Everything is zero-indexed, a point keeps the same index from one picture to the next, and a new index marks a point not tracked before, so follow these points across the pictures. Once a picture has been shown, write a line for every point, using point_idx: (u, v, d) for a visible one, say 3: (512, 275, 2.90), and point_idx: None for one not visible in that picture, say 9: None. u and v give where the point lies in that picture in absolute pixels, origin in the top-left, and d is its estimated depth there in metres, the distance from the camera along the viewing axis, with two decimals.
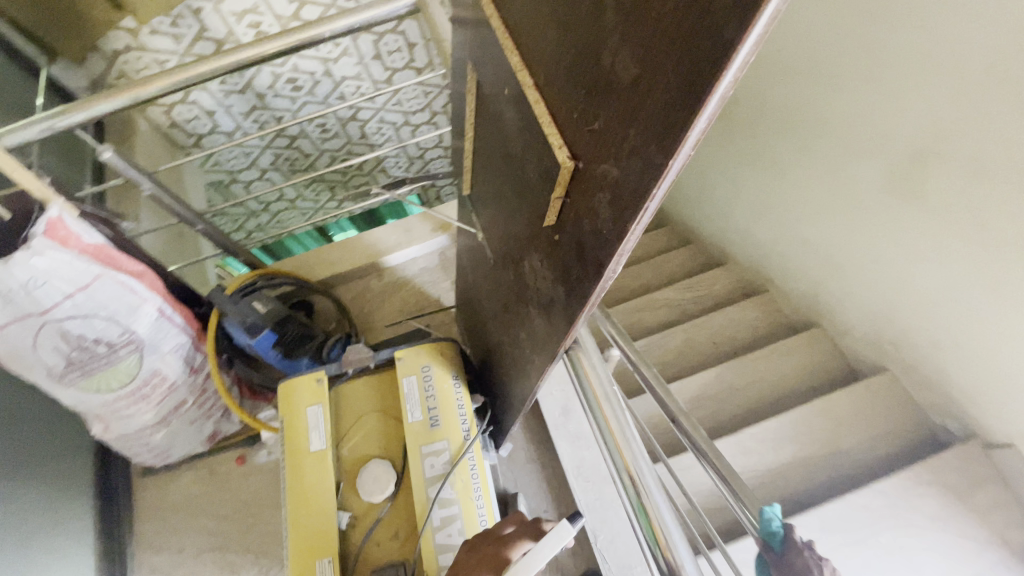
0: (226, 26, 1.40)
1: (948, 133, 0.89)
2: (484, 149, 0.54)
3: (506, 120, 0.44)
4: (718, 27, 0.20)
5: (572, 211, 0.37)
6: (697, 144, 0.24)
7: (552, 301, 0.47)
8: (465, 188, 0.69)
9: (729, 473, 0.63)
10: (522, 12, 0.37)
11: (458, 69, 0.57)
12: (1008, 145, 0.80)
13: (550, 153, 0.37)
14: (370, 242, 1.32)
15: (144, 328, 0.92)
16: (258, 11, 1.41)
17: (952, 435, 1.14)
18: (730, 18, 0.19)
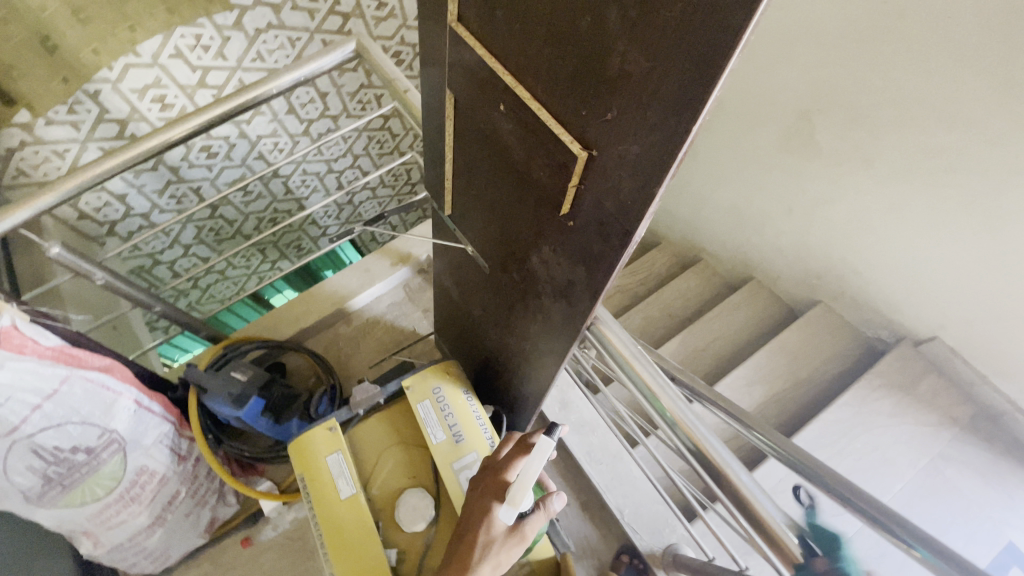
0: (128, 103, 1.24)
1: (840, 91, 1.04)
2: (473, 166, 0.59)
3: (502, 133, 0.50)
4: (723, 17, 0.27)
5: (589, 195, 0.43)
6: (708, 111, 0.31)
7: (573, 283, 0.53)
8: (446, 208, 0.73)
9: (734, 407, 0.71)
10: (507, 37, 0.43)
11: (431, 98, 0.61)
12: (897, 92, 0.94)
13: (560, 150, 0.43)
14: (331, 289, 1.31)
15: (123, 424, 0.86)
16: (161, 83, 1.25)
17: (885, 343, 1.32)
18: (734, 9, 0.26)
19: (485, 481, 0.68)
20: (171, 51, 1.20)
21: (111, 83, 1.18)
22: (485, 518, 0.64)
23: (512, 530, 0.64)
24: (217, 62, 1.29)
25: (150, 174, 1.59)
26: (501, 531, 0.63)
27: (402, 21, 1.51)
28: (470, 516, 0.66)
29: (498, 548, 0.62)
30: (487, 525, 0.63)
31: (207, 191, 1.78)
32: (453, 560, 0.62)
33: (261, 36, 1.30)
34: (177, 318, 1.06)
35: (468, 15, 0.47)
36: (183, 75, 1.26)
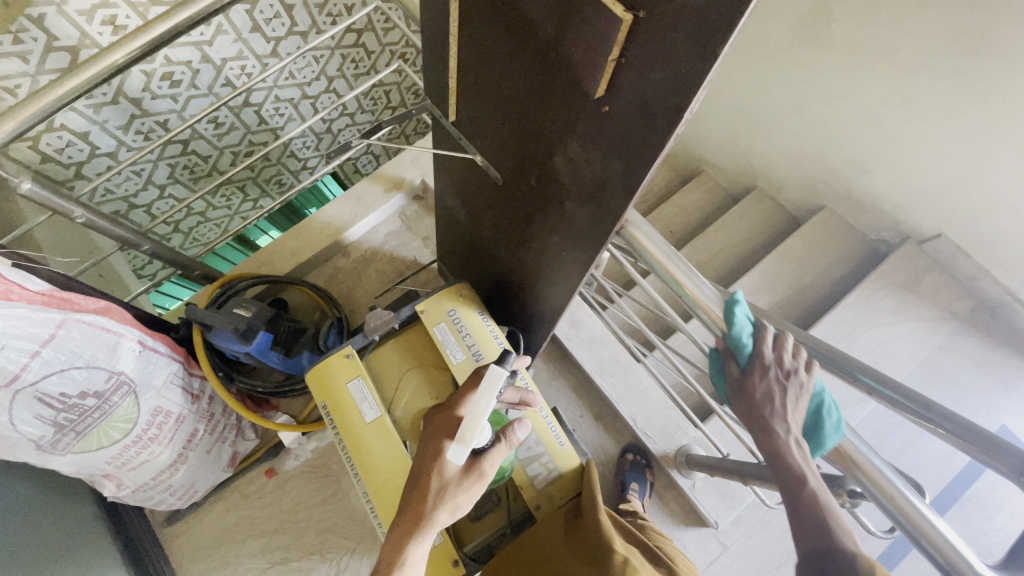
0: (77, 28, 1.08)
1: None
2: (487, 57, 0.53)
3: (524, 9, 0.44)
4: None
5: (632, 72, 0.39)
6: None
7: (606, 180, 0.49)
8: (451, 114, 0.67)
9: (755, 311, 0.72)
10: None
11: None
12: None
13: (597, 19, 0.38)
14: (324, 221, 1.25)
15: (131, 366, 0.83)
16: (109, 2, 1.09)
17: (888, 245, 1.33)
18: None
19: (438, 423, 0.66)
20: None
21: (56, 4, 1.02)
22: (438, 461, 0.62)
23: (468, 468, 0.62)
24: None
25: (110, 108, 1.45)
26: (454, 473, 0.61)
27: None
28: (423, 459, 0.64)
29: (454, 491, 0.60)
30: (440, 469, 0.61)
31: (174, 124, 1.65)
32: (409, 505, 0.61)
33: None
34: (167, 256, 1.02)
35: None
36: None
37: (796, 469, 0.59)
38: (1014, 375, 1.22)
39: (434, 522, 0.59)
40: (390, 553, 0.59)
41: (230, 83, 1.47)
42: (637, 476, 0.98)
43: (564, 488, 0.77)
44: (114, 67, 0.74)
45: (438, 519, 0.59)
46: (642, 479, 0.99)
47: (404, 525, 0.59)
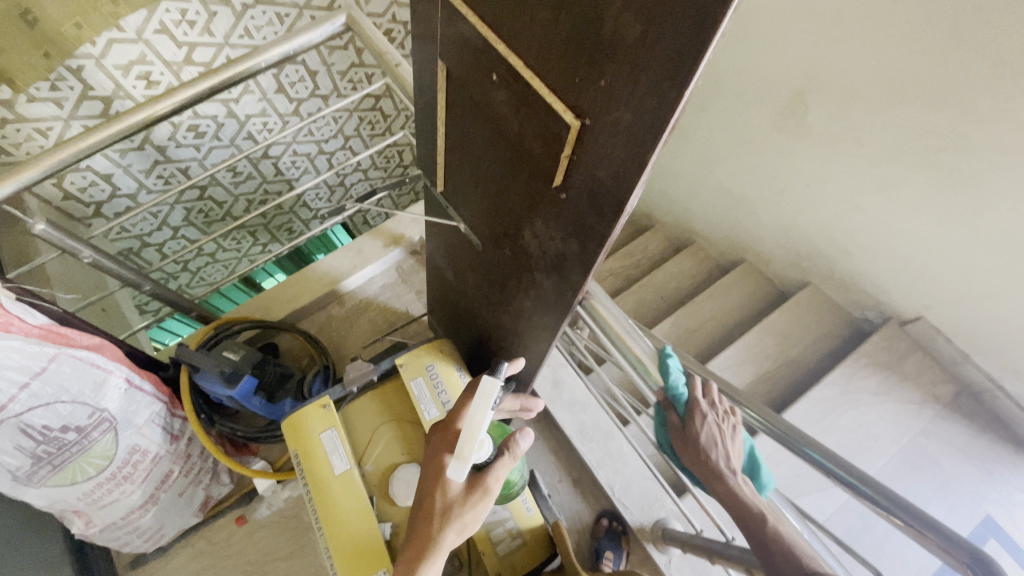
0: (113, 80, 1.18)
1: (835, 72, 1.03)
2: (467, 139, 0.59)
3: (495, 104, 0.49)
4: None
5: (584, 166, 0.43)
6: (697, 79, 0.31)
7: (565, 255, 0.53)
8: (439, 184, 0.73)
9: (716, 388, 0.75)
10: (497, 6, 0.43)
11: (424, 69, 0.60)
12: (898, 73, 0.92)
13: (554, 120, 0.43)
14: (323, 270, 1.30)
15: (115, 403, 0.85)
16: (145, 59, 1.19)
17: (871, 324, 1.35)
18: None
19: (437, 439, 0.64)
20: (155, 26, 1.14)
21: (94, 58, 1.12)
22: (442, 481, 0.60)
23: (472, 487, 0.60)
24: (204, 38, 1.24)
25: (136, 153, 1.55)
26: (459, 493, 0.59)
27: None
28: (426, 478, 0.62)
29: (460, 510, 0.59)
30: (444, 488, 0.60)
31: (194, 171, 1.75)
32: (416, 527, 0.60)
33: (248, 12, 1.24)
34: (167, 297, 1.06)
35: None
36: (168, 52, 1.21)
37: (753, 507, 0.63)
38: (1000, 464, 1.20)
39: (443, 544, 0.58)
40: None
41: (250, 137, 1.58)
42: (612, 544, 0.97)
43: (529, 556, 0.77)
44: (137, 125, 0.80)
45: (447, 541, 0.58)
46: (618, 547, 0.98)
47: (413, 550, 0.58)
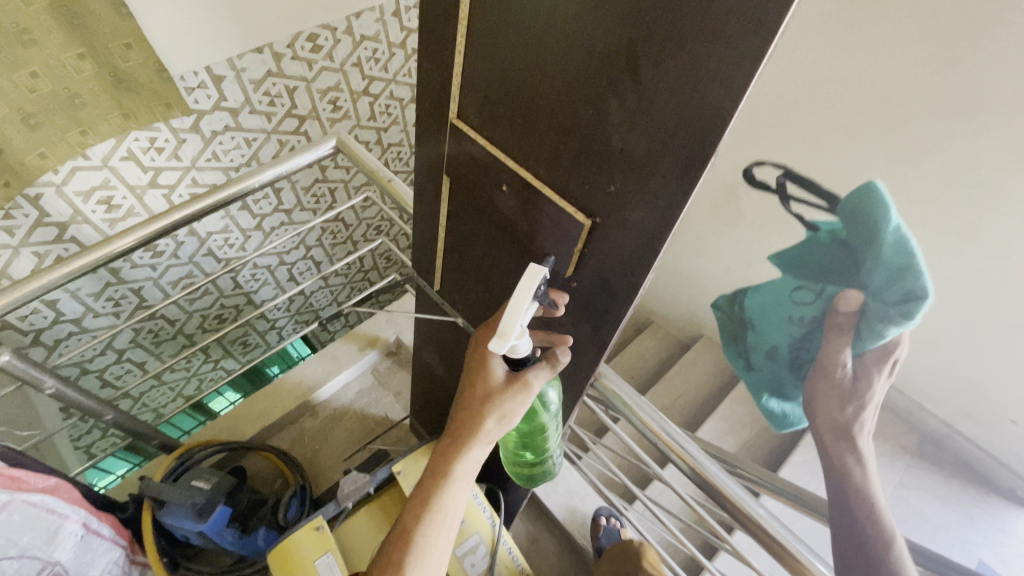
0: (72, 205, 1.07)
1: (760, 167, 1.19)
2: (471, 240, 0.64)
3: (505, 209, 0.55)
4: (695, 118, 0.35)
5: (595, 259, 0.49)
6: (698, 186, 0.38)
7: (577, 340, 0.57)
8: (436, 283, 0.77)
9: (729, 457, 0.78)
10: (505, 132, 0.50)
11: (427, 182, 0.67)
12: None
13: (565, 221, 0.49)
14: (295, 380, 1.25)
15: (68, 553, 0.74)
16: (108, 184, 1.10)
17: None
18: (714, 111, 0.34)
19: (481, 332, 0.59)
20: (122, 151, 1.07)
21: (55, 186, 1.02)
22: (484, 370, 0.56)
23: (511, 380, 0.55)
24: (171, 162, 1.16)
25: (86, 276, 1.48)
26: (496, 382, 0.55)
27: (358, 121, 1.45)
28: (470, 366, 0.59)
29: (500, 400, 0.54)
30: (487, 377, 0.56)
31: (148, 291, 1.66)
32: (458, 415, 0.57)
33: (218, 138, 1.20)
34: (128, 426, 0.98)
35: (469, 110, 0.53)
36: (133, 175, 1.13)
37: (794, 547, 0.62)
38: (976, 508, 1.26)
39: (484, 434, 0.55)
40: (441, 462, 0.58)
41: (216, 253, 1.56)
42: None
43: None
44: (121, 250, 0.80)
45: (486, 429, 0.55)
46: None
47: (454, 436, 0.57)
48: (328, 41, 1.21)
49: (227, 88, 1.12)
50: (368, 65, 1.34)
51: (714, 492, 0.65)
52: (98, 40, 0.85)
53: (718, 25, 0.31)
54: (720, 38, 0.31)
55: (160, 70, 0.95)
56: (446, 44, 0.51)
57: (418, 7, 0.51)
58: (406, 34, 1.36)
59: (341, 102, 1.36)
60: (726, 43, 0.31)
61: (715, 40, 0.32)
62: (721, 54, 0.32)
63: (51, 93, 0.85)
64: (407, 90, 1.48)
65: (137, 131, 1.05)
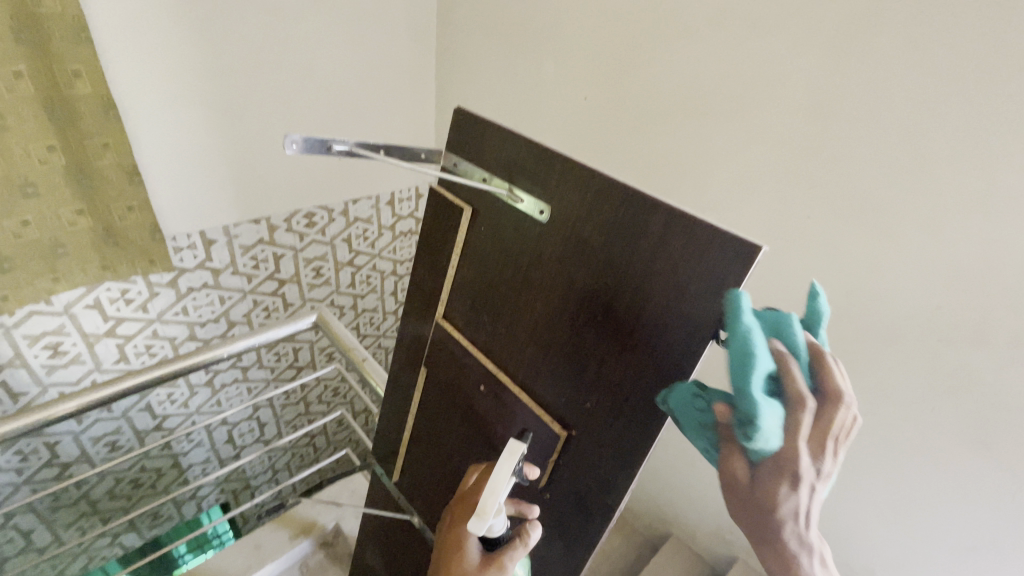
0: (15, 348, 0.99)
1: None
2: (441, 433, 0.63)
3: (481, 408, 0.56)
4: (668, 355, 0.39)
5: (569, 472, 0.48)
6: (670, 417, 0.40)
7: (547, 558, 0.53)
8: (395, 474, 0.73)
9: None
10: (488, 337, 0.54)
11: (402, 369, 0.68)
12: None
13: (539, 430, 0.49)
14: (205, 574, 1.07)
15: None
16: (62, 330, 1.03)
17: None
18: (684, 352, 0.38)
19: (452, 510, 0.53)
20: (88, 299, 1.03)
21: (4, 327, 0.95)
22: (456, 554, 0.48)
23: (484, 564, 0.47)
24: (137, 313, 1.11)
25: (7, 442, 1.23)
26: (469, 567, 0.47)
27: (336, 288, 1.47)
28: (440, 556, 0.50)
29: None
30: (461, 559, 0.48)
31: (65, 447, 1.35)
32: None
33: (192, 294, 1.18)
34: None
35: (456, 312, 0.57)
36: (93, 324, 1.06)
37: None
38: None
39: None
40: None
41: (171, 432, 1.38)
42: None
43: None
44: (59, 414, 0.79)
45: None
46: None
47: None
48: (323, 219, 1.32)
49: (215, 251, 1.15)
50: (357, 241, 1.43)
51: None
52: (102, 200, 0.89)
53: (685, 286, 0.37)
54: (687, 298, 0.37)
55: (155, 232, 0.99)
56: (440, 258, 0.57)
57: (422, 226, 0.58)
58: (396, 219, 1.50)
59: (324, 270, 1.40)
60: (693, 302, 0.37)
61: (683, 297, 0.37)
62: (688, 309, 0.37)
63: (37, 241, 0.86)
64: (390, 264, 1.57)
65: (112, 282, 1.03)
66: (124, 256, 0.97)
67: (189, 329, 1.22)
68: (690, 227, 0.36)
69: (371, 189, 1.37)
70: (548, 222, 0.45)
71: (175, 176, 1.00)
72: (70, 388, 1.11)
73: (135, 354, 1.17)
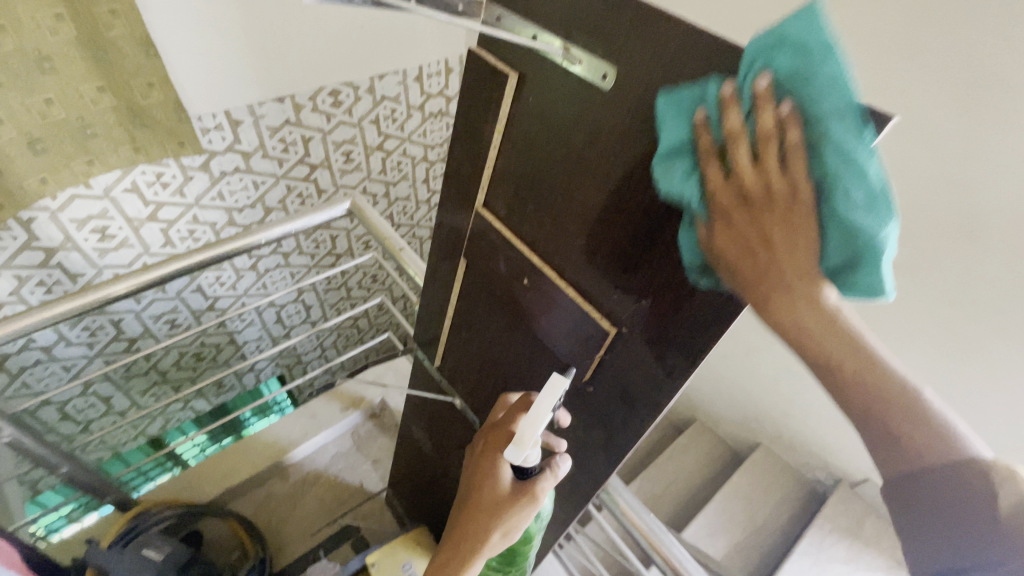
0: (65, 232, 1.01)
1: None
2: (482, 324, 0.62)
3: (522, 300, 0.54)
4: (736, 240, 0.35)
5: (616, 368, 0.47)
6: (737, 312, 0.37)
7: (586, 446, 0.54)
8: (436, 361, 0.74)
9: None
10: (532, 227, 0.50)
11: (442, 260, 0.65)
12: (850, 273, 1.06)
13: (585, 324, 0.47)
14: (269, 438, 1.18)
15: None
16: (106, 214, 1.04)
17: (824, 487, 1.39)
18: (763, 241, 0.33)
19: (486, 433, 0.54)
20: (124, 183, 1.02)
21: (52, 211, 0.97)
22: (487, 482, 0.50)
23: (516, 490, 0.50)
24: (174, 198, 1.10)
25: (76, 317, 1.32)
26: (502, 493, 0.50)
27: (367, 174, 1.42)
28: (471, 474, 0.53)
29: (508, 513, 0.48)
30: (492, 485, 0.50)
31: (128, 324, 1.45)
32: (457, 524, 0.51)
33: (224, 179, 1.15)
34: (85, 480, 0.89)
35: (498, 200, 0.53)
36: (133, 209, 1.07)
37: None
38: None
39: (487, 549, 0.48)
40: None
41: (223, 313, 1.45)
42: None
43: None
44: (112, 295, 0.82)
45: (489, 544, 0.49)
46: None
47: (452, 549, 0.50)
48: (349, 98, 1.22)
49: (243, 133, 1.10)
50: (385, 123, 1.34)
51: None
52: (122, 77, 0.84)
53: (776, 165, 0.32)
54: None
55: (179, 112, 0.94)
56: (480, 141, 0.51)
57: (460, 103, 0.52)
58: (425, 98, 1.38)
59: (353, 155, 1.34)
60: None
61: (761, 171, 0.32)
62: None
63: (65, 123, 0.83)
64: (420, 149, 1.49)
65: (145, 165, 1.01)
66: (152, 137, 0.94)
67: (227, 216, 1.22)
68: (798, 93, 0.30)
69: (398, 63, 1.25)
70: (611, 90, 0.38)
71: (205, 55, 0.93)
72: (123, 269, 1.15)
73: (179, 238, 1.19)
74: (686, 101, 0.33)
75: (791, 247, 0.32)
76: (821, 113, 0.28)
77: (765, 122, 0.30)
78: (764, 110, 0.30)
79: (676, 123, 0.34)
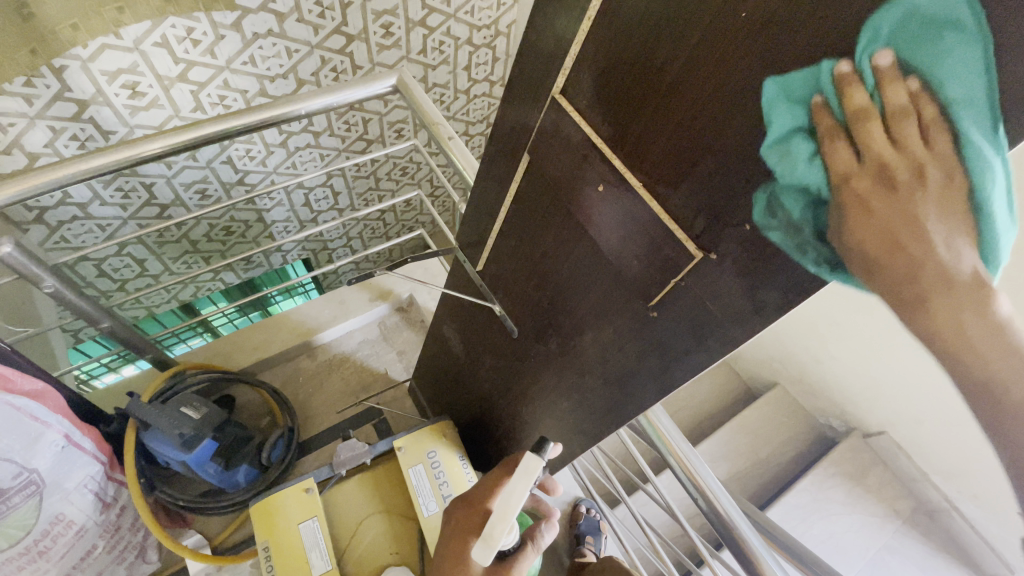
0: (95, 85, 0.95)
1: None
2: (537, 230, 0.58)
3: (592, 208, 0.48)
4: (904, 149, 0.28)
5: (692, 296, 0.42)
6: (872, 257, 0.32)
7: (637, 371, 0.52)
8: (479, 263, 0.71)
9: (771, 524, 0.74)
10: (618, 124, 0.42)
11: (500, 154, 0.59)
12: None
13: (668, 245, 0.41)
14: (298, 319, 1.21)
15: (46, 463, 0.68)
16: (136, 69, 0.97)
17: (835, 432, 1.40)
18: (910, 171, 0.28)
19: (461, 513, 0.65)
20: (153, 36, 0.93)
21: (81, 60, 0.90)
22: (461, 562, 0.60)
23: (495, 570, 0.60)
24: (206, 58, 1.02)
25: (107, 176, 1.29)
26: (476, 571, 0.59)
27: (407, 53, 1.29)
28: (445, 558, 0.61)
29: None
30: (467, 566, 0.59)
31: (160, 190, 1.43)
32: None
33: (258, 41, 1.05)
34: (125, 336, 0.91)
35: (579, 86, 0.45)
36: (164, 67, 0.99)
37: None
38: None
39: None
40: None
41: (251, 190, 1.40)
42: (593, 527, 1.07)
43: None
44: (146, 155, 0.77)
45: None
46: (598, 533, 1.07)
47: None
48: None
49: None
50: None
51: (750, 559, 0.64)
52: None
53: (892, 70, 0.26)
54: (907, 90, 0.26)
55: None
56: (569, 13, 0.43)
57: None
58: None
59: (394, 29, 1.21)
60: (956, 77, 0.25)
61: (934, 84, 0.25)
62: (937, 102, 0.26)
63: None
64: (466, 29, 1.33)
65: (174, 16, 0.92)
66: None
67: (259, 84, 1.14)
68: None
69: None
70: None
71: None
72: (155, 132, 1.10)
73: (210, 103, 1.11)
74: (799, 87, 0.30)
75: (940, 232, 0.27)
76: (961, 99, 0.25)
77: (894, 100, 0.27)
78: (894, 87, 0.26)
79: (786, 109, 0.30)
